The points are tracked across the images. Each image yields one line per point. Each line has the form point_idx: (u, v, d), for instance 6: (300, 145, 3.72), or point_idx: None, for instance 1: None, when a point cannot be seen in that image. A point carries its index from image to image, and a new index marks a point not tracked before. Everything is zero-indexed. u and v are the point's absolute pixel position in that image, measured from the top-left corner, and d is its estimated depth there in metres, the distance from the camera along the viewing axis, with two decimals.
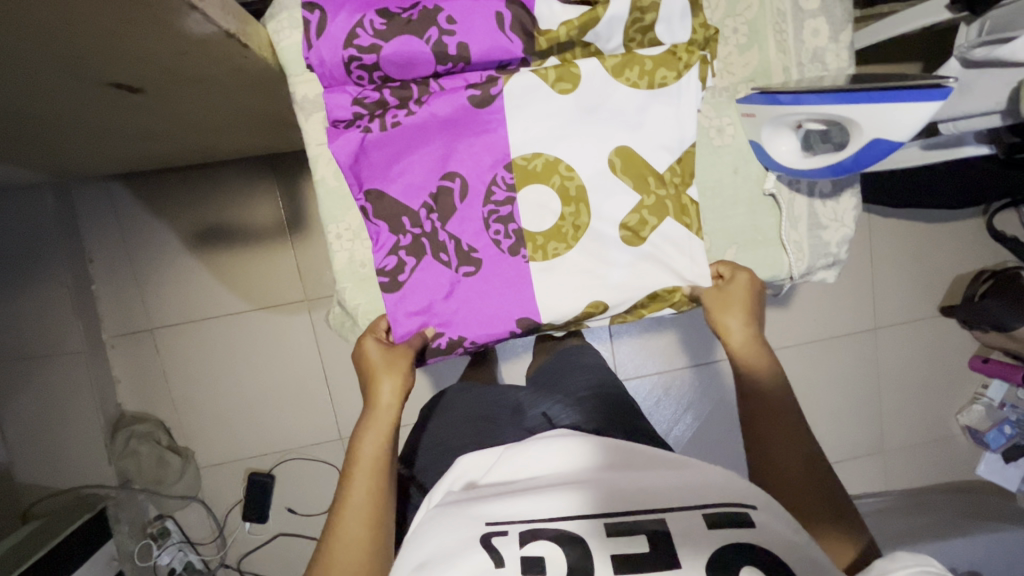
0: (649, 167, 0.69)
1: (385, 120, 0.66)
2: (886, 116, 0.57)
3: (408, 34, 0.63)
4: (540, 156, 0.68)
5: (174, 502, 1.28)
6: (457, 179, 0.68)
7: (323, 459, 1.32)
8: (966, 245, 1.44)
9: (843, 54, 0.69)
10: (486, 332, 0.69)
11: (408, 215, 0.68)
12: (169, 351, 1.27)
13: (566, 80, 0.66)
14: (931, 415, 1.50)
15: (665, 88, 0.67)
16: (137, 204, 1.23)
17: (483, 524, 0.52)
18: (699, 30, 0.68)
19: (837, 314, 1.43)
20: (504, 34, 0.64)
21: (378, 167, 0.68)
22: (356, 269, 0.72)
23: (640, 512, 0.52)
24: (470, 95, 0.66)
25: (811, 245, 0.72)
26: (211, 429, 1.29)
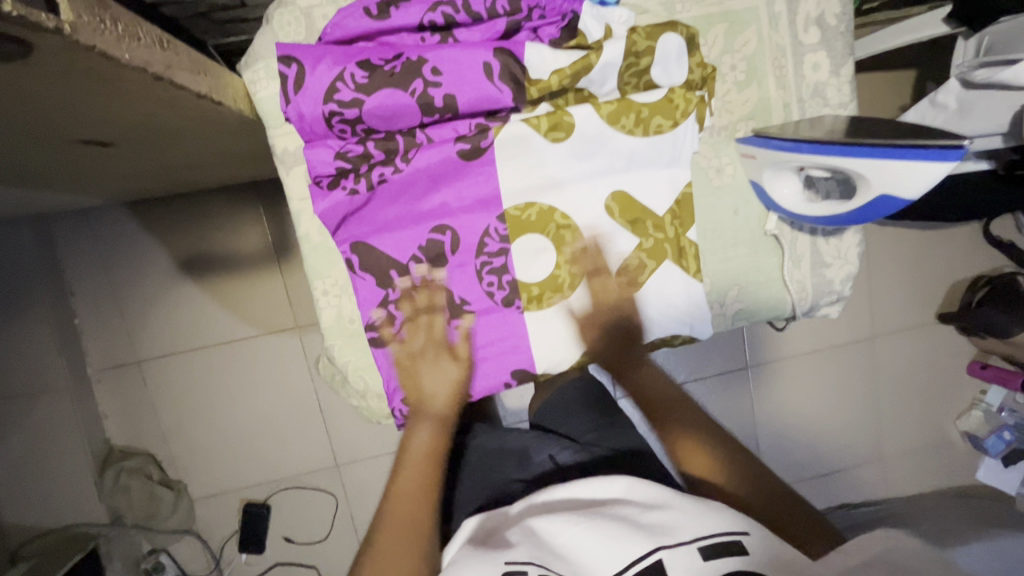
0: (648, 211, 0.67)
1: (372, 177, 0.64)
2: (892, 172, 0.55)
3: (392, 86, 0.60)
4: (534, 205, 0.66)
5: (168, 535, 1.25)
6: (447, 231, 0.66)
7: (320, 486, 1.30)
8: (961, 253, 1.43)
9: (845, 88, 0.67)
10: (481, 384, 0.69)
11: (398, 268, 0.67)
12: (157, 384, 1.24)
13: (559, 128, 0.63)
14: (930, 421, 1.50)
15: (662, 135, 0.65)
16: (119, 234, 1.19)
17: (501, 565, 0.53)
18: (696, 69, 0.65)
19: (836, 325, 1.43)
20: (493, 84, 0.62)
21: (366, 222, 0.66)
22: (344, 324, 0.69)
23: (640, 559, 0.52)
24: (458, 149, 0.63)
25: (815, 284, 0.70)
26: (205, 460, 1.27)
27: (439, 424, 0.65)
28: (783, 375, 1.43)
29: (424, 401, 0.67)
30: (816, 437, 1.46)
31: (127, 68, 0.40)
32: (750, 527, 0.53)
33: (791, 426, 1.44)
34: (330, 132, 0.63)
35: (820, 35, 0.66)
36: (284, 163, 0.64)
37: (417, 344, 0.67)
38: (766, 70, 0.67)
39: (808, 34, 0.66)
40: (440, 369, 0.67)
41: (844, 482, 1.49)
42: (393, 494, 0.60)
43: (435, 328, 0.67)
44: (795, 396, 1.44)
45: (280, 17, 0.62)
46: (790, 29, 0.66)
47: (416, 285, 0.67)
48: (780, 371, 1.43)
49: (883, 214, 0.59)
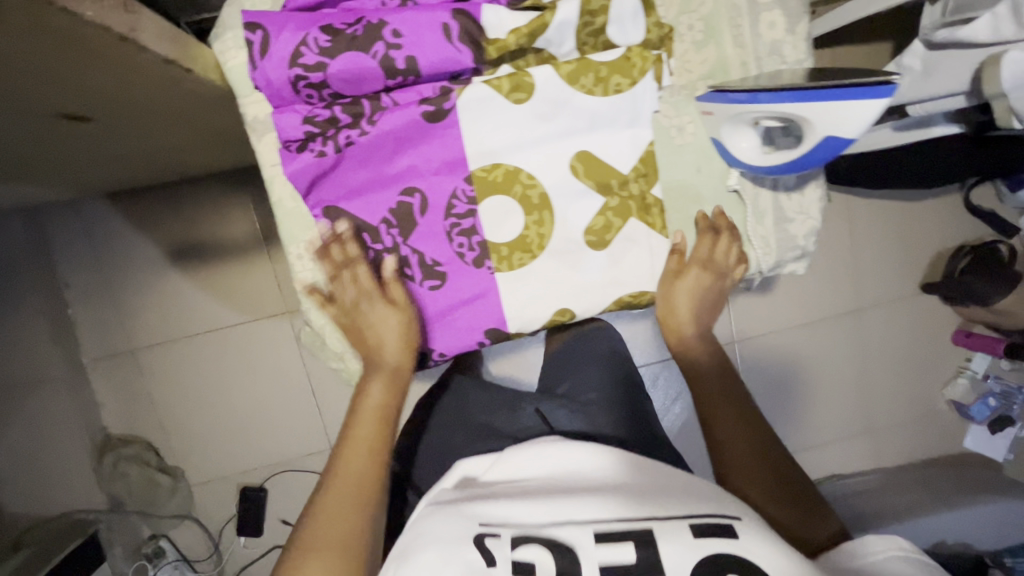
0: (614, 170, 0.69)
1: (338, 141, 0.65)
2: (835, 112, 0.58)
3: (354, 50, 0.62)
4: (499, 166, 0.68)
5: (167, 520, 1.28)
6: (416, 194, 0.68)
7: (315, 470, 1.32)
8: (942, 223, 1.45)
9: (800, 45, 0.68)
10: (456, 344, 0.72)
11: (369, 232, 0.69)
12: (151, 372, 1.25)
13: (521, 89, 0.65)
14: (918, 391, 1.51)
15: (621, 95, 0.67)
16: (109, 225, 1.21)
17: (474, 526, 0.58)
18: (653, 29, 0.67)
19: (821, 298, 1.44)
20: (452, 44, 0.63)
21: (337, 186, 0.68)
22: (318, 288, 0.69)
23: (629, 522, 0.57)
24: (422, 111, 0.65)
25: (778, 240, 0.73)
26: (201, 446, 1.28)
27: (390, 376, 0.70)
28: (770, 349, 1.45)
29: (376, 356, 0.70)
30: (804, 409, 1.48)
31: (92, 28, 0.43)
32: (740, 513, 0.59)
33: (777, 399, 1.46)
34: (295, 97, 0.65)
35: None
36: (254, 131, 0.66)
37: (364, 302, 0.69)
38: (723, 30, 0.68)
39: None
40: (381, 315, 0.69)
41: (832, 455, 1.51)
42: (346, 446, 0.67)
43: (382, 291, 0.69)
44: (783, 368, 1.45)
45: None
46: None
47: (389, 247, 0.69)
48: (767, 346, 1.45)
49: (829, 156, 0.62)
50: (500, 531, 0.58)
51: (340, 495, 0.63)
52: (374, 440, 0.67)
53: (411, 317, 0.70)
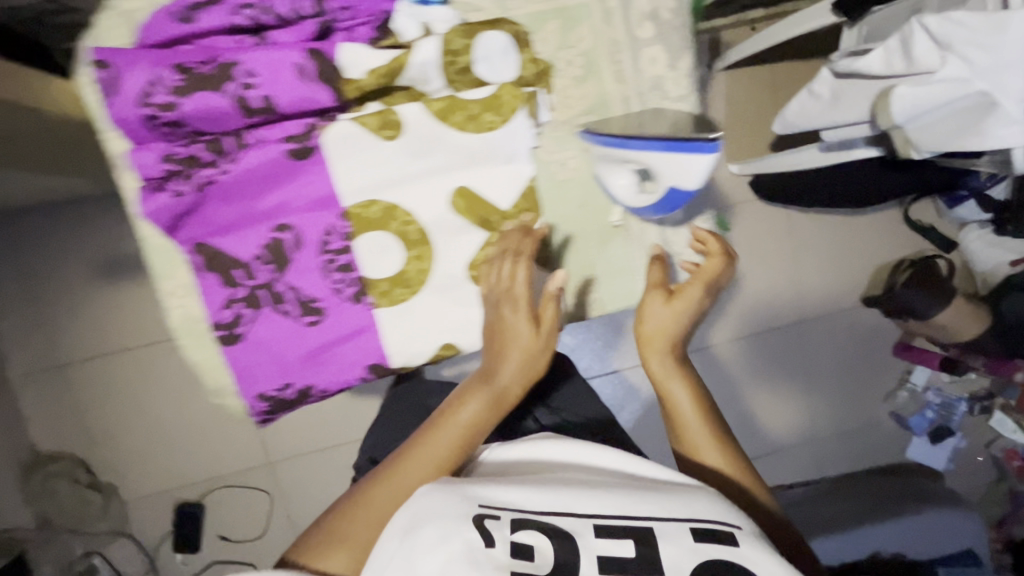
0: (493, 207, 0.76)
1: (198, 178, 0.69)
2: (679, 164, 0.69)
3: (205, 88, 0.66)
4: (375, 203, 0.73)
5: (100, 538, 1.25)
6: (288, 231, 0.72)
7: (253, 485, 1.31)
8: (883, 236, 1.47)
9: (680, 80, 0.79)
10: (338, 380, 0.77)
11: (242, 267, 0.72)
12: (82, 387, 1.23)
13: (388, 126, 0.71)
14: (860, 402, 1.54)
15: (496, 129, 0.73)
16: (37, 239, 1.19)
17: (474, 506, 0.52)
18: (529, 65, 0.74)
19: (765, 309, 1.46)
20: (309, 84, 0.68)
21: (207, 221, 0.71)
22: (192, 325, 0.74)
23: (631, 516, 0.52)
24: (287, 148, 0.70)
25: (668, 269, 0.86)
26: (134, 462, 1.26)
27: (495, 393, 0.66)
28: (716, 359, 1.45)
29: (493, 371, 0.67)
30: (749, 420, 1.49)
31: None
32: (740, 521, 0.54)
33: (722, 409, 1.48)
34: (157, 136, 0.68)
35: (653, 31, 0.77)
36: (118, 165, 0.68)
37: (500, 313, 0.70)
38: (602, 65, 0.77)
39: (642, 31, 0.77)
40: (517, 326, 0.69)
41: (776, 466, 1.52)
42: (417, 443, 0.61)
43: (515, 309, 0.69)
44: (728, 379, 1.47)
45: (105, 26, 0.70)
46: (625, 24, 0.76)
47: (263, 283, 0.73)
48: (712, 356, 1.45)
49: (677, 203, 0.74)
50: (500, 513, 0.52)
51: (393, 489, 0.59)
52: (447, 453, 0.61)
53: (544, 343, 0.69)
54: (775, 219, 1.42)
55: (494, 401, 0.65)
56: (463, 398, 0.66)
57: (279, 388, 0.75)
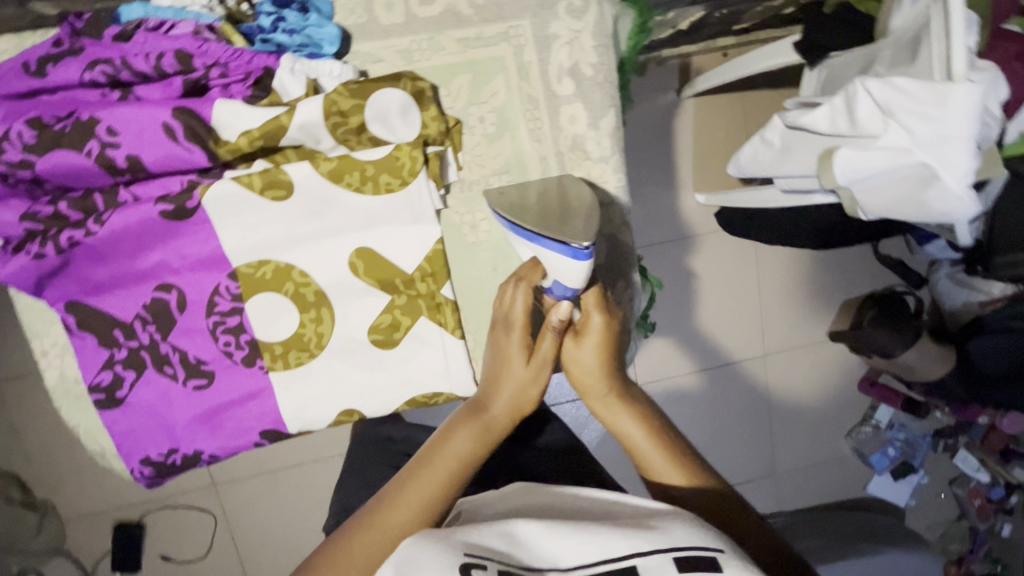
0: (396, 270, 0.71)
1: (60, 241, 0.66)
2: (565, 266, 0.58)
3: (62, 147, 0.63)
4: (268, 263, 0.69)
5: (36, 557, 1.23)
6: (172, 291, 0.70)
7: (195, 506, 1.28)
8: (851, 271, 1.45)
9: (603, 141, 0.75)
10: (228, 446, 0.74)
11: (122, 328, 0.70)
12: (14, 406, 1.18)
13: (276, 186, 0.67)
14: (823, 438, 1.52)
15: (392, 193, 0.69)
16: None
17: (461, 554, 0.44)
18: (432, 124, 0.68)
19: (727, 343, 1.43)
20: (179, 144, 0.65)
21: (79, 281, 0.69)
22: (69, 385, 0.73)
23: (611, 557, 0.45)
24: (160, 209, 0.66)
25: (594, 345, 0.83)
26: (71, 483, 1.23)
27: (486, 426, 0.61)
28: (675, 392, 1.43)
29: (486, 402, 0.63)
30: (708, 453, 1.47)
31: None
32: (725, 546, 0.47)
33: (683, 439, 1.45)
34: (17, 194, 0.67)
35: (573, 87, 0.73)
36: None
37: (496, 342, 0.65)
38: (518, 121, 0.74)
39: (562, 86, 0.74)
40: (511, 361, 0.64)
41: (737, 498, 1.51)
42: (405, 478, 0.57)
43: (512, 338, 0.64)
44: (690, 412, 1.44)
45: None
46: (544, 79, 0.74)
47: (144, 344, 0.70)
48: (672, 389, 1.42)
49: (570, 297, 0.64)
50: (486, 561, 0.44)
51: (378, 527, 0.54)
52: (435, 489, 0.56)
53: (538, 380, 0.64)
54: (739, 254, 1.38)
55: (486, 433, 0.61)
56: (453, 430, 0.61)
57: (163, 455, 0.72)
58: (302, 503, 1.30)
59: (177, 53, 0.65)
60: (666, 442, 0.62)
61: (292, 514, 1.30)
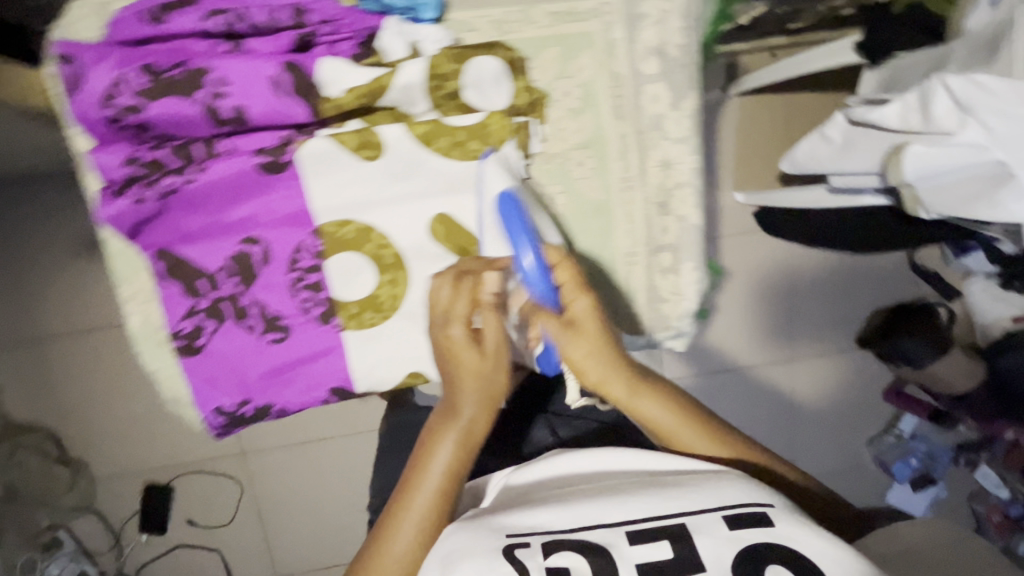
0: (467, 240, 0.85)
1: (160, 187, 0.79)
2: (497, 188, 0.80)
3: (170, 95, 0.77)
4: (349, 224, 0.84)
5: (67, 512, 1.25)
6: (256, 244, 0.82)
7: (224, 473, 1.30)
8: (882, 279, 1.45)
9: (683, 118, 0.94)
10: (302, 399, 0.87)
11: (206, 277, 0.82)
12: (57, 361, 1.21)
13: (367, 146, 0.82)
14: (844, 445, 1.52)
15: (468, 159, 0.84)
16: (22, 208, 1.16)
17: (503, 536, 0.50)
18: (522, 93, 0.86)
19: (758, 343, 1.43)
20: (280, 99, 0.79)
21: (170, 229, 0.81)
22: (151, 330, 0.85)
23: (659, 517, 0.50)
24: (258, 161, 0.80)
25: (650, 315, 0.97)
26: (105, 441, 1.25)
27: (464, 428, 0.62)
28: (704, 389, 1.43)
29: (458, 406, 0.63)
30: None
31: None
32: (773, 500, 0.52)
33: None
34: (121, 138, 0.79)
35: (658, 67, 0.92)
36: (81, 163, 0.81)
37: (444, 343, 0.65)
38: (596, 99, 0.91)
39: (648, 67, 0.92)
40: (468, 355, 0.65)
41: None
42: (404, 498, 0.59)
43: (454, 332, 0.66)
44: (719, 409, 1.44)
45: None
46: (630, 56, 0.91)
47: (226, 294, 0.82)
48: (699, 386, 1.42)
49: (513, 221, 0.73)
50: (529, 539, 0.50)
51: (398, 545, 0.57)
52: (436, 500, 0.58)
53: (502, 366, 0.66)
54: (776, 255, 1.39)
55: (466, 436, 0.62)
56: (433, 440, 0.62)
57: (236, 406, 0.85)
58: (329, 477, 1.32)
59: (293, 8, 0.80)
60: (692, 416, 0.65)
61: (319, 486, 1.32)
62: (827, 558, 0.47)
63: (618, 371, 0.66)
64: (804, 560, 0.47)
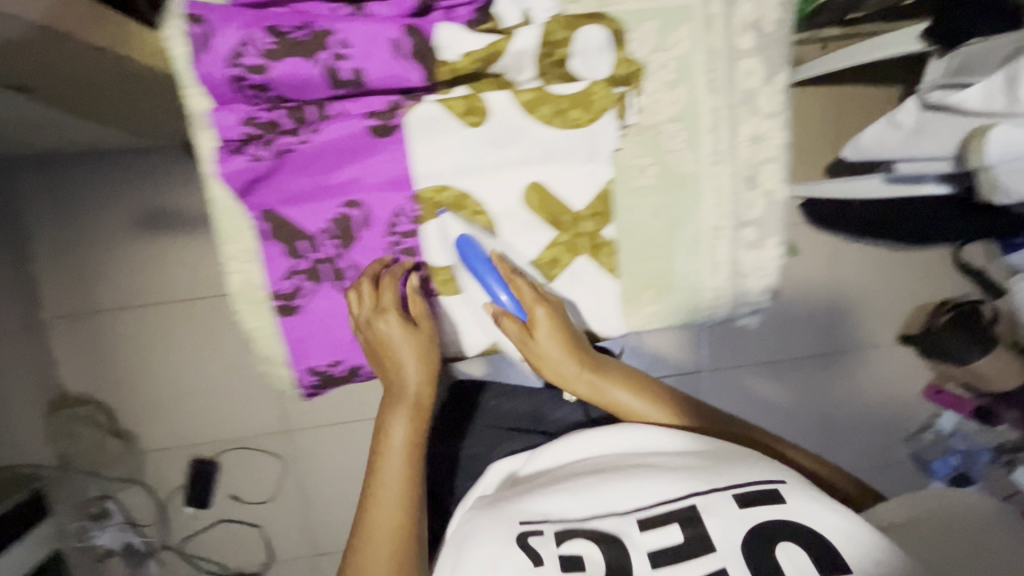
0: (567, 208, 0.93)
1: (274, 147, 0.84)
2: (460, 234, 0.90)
3: (294, 56, 0.79)
4: (448, 190, 0.91)
5: (115, 483, 1.28)
6: (358, 207, 0.90)
7: (268, 450, 1.32)
8: (929, 276, 1.43)
9: None
10: None
11: (307, 239, 0.90)
12: (111, 335, 1.23)
13: (474, 113, 0.86)
14: (882, 442, 1.51)
15: (580, 126, 0.88)
16: (84, 183, 1.19)
17: (517, 524, 0.57)
18: (621, 65, 0.88)
19: (798, 336, 1.43)
20: (399, 62, 0.81)
21: (277, 189, 0.87)
22: (251, 291, 0.92)
23: (671, 500, 0.58)
24: (370, 125, 0.85)
25: (730, 289, 1.02)
26: (155, 415, 1.27)
27: (412, 402, 0.80)
28: (742, 381, 1.43)
29: (399, 386, 0.81)
30: None
31: None
32: (783, 478, 0.60)
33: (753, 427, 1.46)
34: (240, 96, 0.81)
35: None
36: (198, 122, 0.83)
37: (384, 342, 0.84)
38: None
39: None
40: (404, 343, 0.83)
41: None
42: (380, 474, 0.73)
43: (389, 322, 0.84)
44: (755, 402, 1.44)
45: None
46: None
47: (327, 257, 0.91)
48: (736, 378, 1.43)
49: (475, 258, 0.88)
50: (544, 527, 0.57)
51: (384, 509, 0.70)
52: (402, 464, 0.74)
53: (431, 346, 0.85)
54: (822, 248, 1.38)
55: (414, 409, 0.79)
56: (389, 419, 0.78)
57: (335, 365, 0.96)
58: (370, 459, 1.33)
59: None
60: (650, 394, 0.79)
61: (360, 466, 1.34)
62: (831, 532, 0.54)
63: (575, 360, 0.81)
64: (812, 532, 0.54)
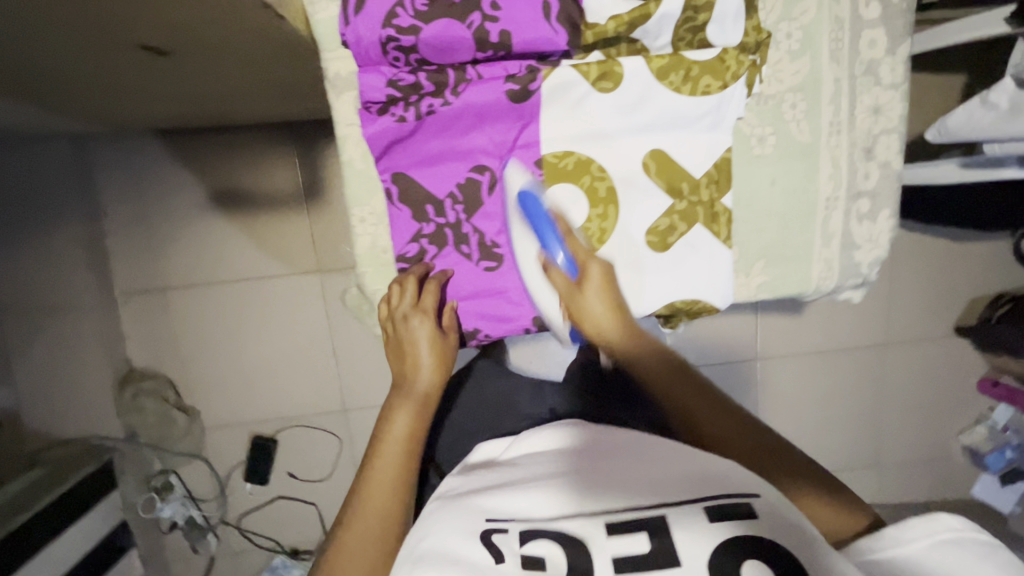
0: (685, 174, 0.77)
1: (421, 108, 0.71)
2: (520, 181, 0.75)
3: (449, 17, 0.67)
4: (571, 155, 0.76)
5: (178, 457, 1.31)
6: (486, 173, 0.76)
7: (327, 428, 1.34)
8: (992, 268, 1.42)
9: (899, 66, 0.78)
10: (504, 329, 0.81)
11: (434, 203, 0.76)
12: (177, 312, 1.26)
13: (607, 78, 0.72)
14: (932, 434, 1.51)
15: (707, 96, 0.73)
16: (156, 162, 1.21)
17: (483, 521, 0.55)
18: (751, 33, 0.72)
19: (853, 325, 1.42)
20: (550, 24, 0.68)
21: (409, 153, 0.74)
22: (377, 254, 0.79)
23: (642, 509, 0.53)
24: (508, 89, 0.71)
25: (841, 266, 0.83)
26: (217, 391, 1.30)
27: (418, 401, 0.74)
28: (794, 370, 1.43)
29: (409, 380, 0.76)
30: (821, 434, 1.48)
31: None
32: (759, 491, 0.54)
33: (803, 416, 1.46)
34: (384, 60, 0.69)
35: (880, 10, 0.75)
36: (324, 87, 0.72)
37: (399, 335, 0.77)
38: (820, 41, 0.74)
39: (868, 11, 0.75)
40: (422, 335, 0.76)
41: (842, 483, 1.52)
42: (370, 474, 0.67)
43: (412, 324, 0.76)
44: (806, 391, 1.44)
45: None
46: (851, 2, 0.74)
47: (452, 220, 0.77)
48: (788, 366, 1.43)
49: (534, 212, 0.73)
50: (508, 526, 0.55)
51: (366, 510, 0.64)
52: (396, 467, 0.68)
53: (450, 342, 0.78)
54: None
55: (418, 407, 0.74)
56: (392, 414, 0.73)
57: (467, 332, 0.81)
58: None
59: None
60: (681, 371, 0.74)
61: None
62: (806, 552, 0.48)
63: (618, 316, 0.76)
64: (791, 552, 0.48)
